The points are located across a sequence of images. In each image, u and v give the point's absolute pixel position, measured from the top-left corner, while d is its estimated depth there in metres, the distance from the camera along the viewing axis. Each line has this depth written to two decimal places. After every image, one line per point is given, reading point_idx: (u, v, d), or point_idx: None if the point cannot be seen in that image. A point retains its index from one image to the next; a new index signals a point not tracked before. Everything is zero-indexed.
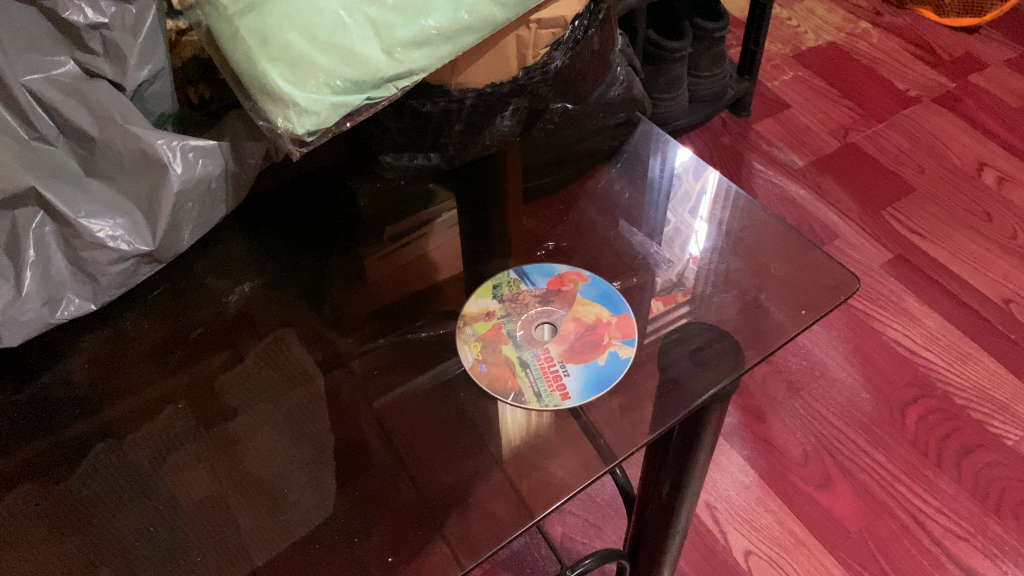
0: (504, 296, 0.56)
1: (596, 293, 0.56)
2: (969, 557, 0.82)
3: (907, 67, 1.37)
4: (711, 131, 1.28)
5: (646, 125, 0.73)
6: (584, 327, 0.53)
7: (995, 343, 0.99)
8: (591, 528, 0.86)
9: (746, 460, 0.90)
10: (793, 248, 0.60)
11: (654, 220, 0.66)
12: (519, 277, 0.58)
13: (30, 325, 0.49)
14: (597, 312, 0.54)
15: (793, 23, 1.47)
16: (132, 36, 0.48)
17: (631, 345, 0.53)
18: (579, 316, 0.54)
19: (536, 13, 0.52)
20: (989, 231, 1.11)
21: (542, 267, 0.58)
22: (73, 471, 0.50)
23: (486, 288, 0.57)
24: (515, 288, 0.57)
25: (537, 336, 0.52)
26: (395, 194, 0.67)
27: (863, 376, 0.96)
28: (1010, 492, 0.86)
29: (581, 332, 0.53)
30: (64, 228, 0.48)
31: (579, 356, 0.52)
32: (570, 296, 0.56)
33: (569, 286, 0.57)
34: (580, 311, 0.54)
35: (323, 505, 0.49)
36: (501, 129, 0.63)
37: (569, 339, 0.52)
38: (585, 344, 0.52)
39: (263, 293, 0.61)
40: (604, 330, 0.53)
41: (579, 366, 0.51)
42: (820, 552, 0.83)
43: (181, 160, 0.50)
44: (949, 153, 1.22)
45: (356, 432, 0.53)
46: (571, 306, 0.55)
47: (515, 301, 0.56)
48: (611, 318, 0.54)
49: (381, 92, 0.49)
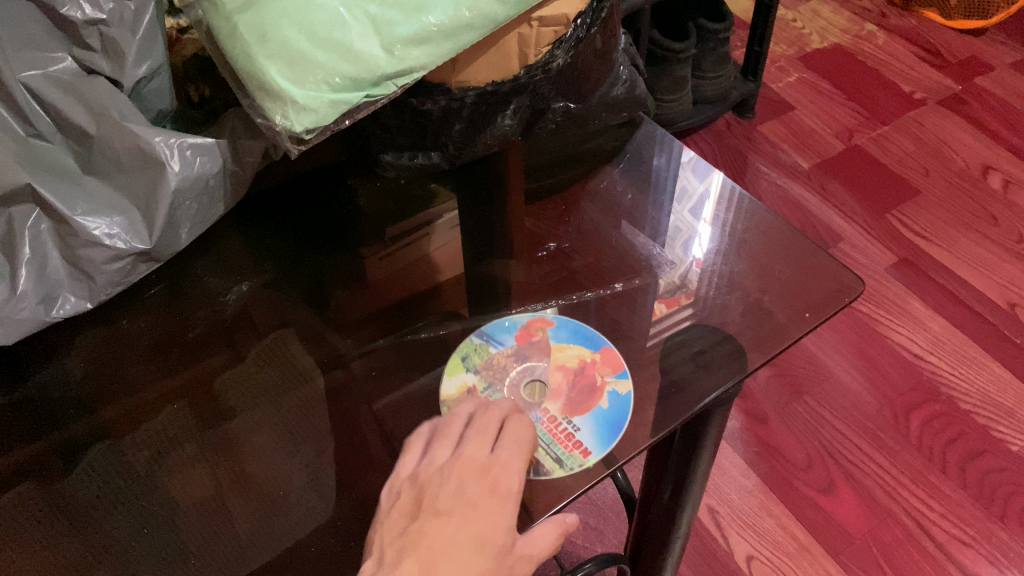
0: (477, 366, 0.51)
1: (569, 335, 0.53)
2: (973, 564, 0.81)
3: (913, 69, 1.36)
4: (715, 132, 1.27)
5: (649, 125, 0.72)
6: (574, 374, 0.50)
7: (1000, 347, 0.98)
8: (592, 532, 0.85)
9: (748, 465, 0.90)
10: (797, 251, 0.59)
11: (657, 221, 0.65)
12: (485, 341, 0.54)
13: (26, 325, 0.48)
14: (578, 354, 0.51)
15: (798, 24, 1.46)
16: (130, 32, 0.48)
17: (625, 378, 0.50)
18: (561, 363, 0.51)
19: (538, 9, 0.52)
20: (995, 235, 1.10)
21: (504, 324, 0.55)
22: (70, 471, 0.49)
23: (455, 363, 0.52)
24: (485, 354, 0.52)
25: (531, 399, 0.48)
26: (395, 193, 0.66)
27: (867, 379, 0.95)
28: (1015, 498, 0.85)
29: (571, 380, 0.49)
30: (60, 225, 0.48)
31: (581, 408, 0.48)
32: (544, 346, 0.52)
33: (539, 335, 0.53)
34: (560, 357, 0.51)
35: (322, 509, 0.48)
36: (503, 128, 0.62)
37: (565, 391, 0.48)
38: (580, 392, 0.49)
39: (263, 292, 0.61)
40: (592, 370, 0.50)
41: (585, 418, 0.47)
42: (823, 558, 0.82)
43: (178, 158, 0.49)
44: (954, 156, 1.21)
45: (356, 434, 0.51)
46: (550, 356, 0.51)
47: (491, 368, 0.51)
48: (593, 356, 0.51)
49: (380, 89, 0.49)
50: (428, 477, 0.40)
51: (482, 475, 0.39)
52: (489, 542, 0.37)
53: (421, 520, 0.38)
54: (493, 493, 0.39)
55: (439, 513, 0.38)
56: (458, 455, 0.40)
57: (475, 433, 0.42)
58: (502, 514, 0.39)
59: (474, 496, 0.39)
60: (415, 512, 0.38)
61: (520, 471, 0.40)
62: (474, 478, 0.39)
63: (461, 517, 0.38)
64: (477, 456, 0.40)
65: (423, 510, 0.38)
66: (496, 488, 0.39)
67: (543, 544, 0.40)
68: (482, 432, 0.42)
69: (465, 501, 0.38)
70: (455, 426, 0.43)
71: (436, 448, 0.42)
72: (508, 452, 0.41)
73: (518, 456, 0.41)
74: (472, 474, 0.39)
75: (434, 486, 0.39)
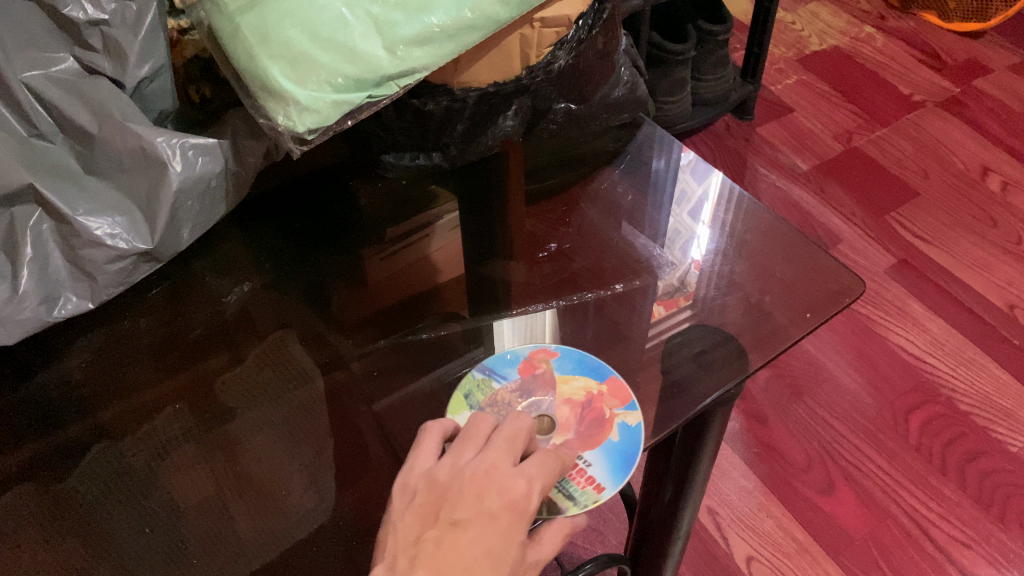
0: (481, 403, 0.46)
1: (572, 365, 0.48)
2: (973, 564, 0.81)
3: (912, 71, 1.36)
4: (714, 134, 1.28)
5: (649, 126, 0.72)
6: (581, 407, 0.45)
7: (999, 348, 0.98)
8: (592, 533, 0.85)
9: (748, 466, 0.90)
10: (796, 252, 0.60)
11: (656, 222, 0.66)
12: (486, 376, 0.48)
13: (27, 325, 0.48)
14: (584, 386, 0.46)
15: (797, 26, 1.46)
16: (132, 32, 0.48)
17: (635, 409, 0.45)
18: (567, 397, 0.46)
19: (540, 11, 0.53)
20: (994, 237, 1.10)
21: (504, 357, 0.49)
22: (70, 472, 0.49)
23: (457, 401, 0.46)
24: (487, 390, 0.47)
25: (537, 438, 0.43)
26: (396, 194, 0.66)
27: (866, 381, 0.96)
28: (1014, 499, 0.86)
29: (579, 414, 0.44)
30: (62, 226, 0.48)
31: (591, 442, 0.43)
32: (548, 378, 0.47)
33: (542, 367, 0.48)
34: (565, 390, 0.46)
35: (322, 507, 0.49)
36: (504, 129, 0.62)
37: (573, 426, 0.44)
38: (589, 426, 0.44)
39: (264, 292, 0.61)
40: (601, 403, 0.45)
41: (596, 452, 0.43)
42: (822, 559, 0.83)
43: (180, 158, 0.49)
44: (953, 158, 1.21)
45: (356, 435, 0.52)
46: (554, 389, 0.46)
47: (495, 405, 0.45)
48: (600, 387, 0.46)
49: (382, 90, 0.49)
50: (447, 480, 0.38)
51: (502, 489, 0.38)
52: (503, 561, 0.36)
53: (438, 529, 0.37)
54: (512, 511, 0.37)
55: (456, 524, 0.37)
56: (482, 462, 0.39)
57: (504, 440, 0.40)
58: (518, 532, 0.37)
59: (494, 511, 0.37)
60: (432, 518, 0.37)
61: (543, 491, 0.39)
62: (496, 491, 0.38)
63: (479, 532, 0.36)
64: (500, 467, 0.38)
65: (440, 520, 0.37)
66: (515, 504, 0.37)
67: (552, 548, 0.39)
68: (509, 444, 0.40)
69: (484, 515, 0.37)
70: (480, 429, 0.41)
71: (461, 448, 0.40)
72: (534, 469, 0.39)
73: (543, 475, 0.39)
74: (491, 486, 0.38)
75: (452, 492, 0.38)
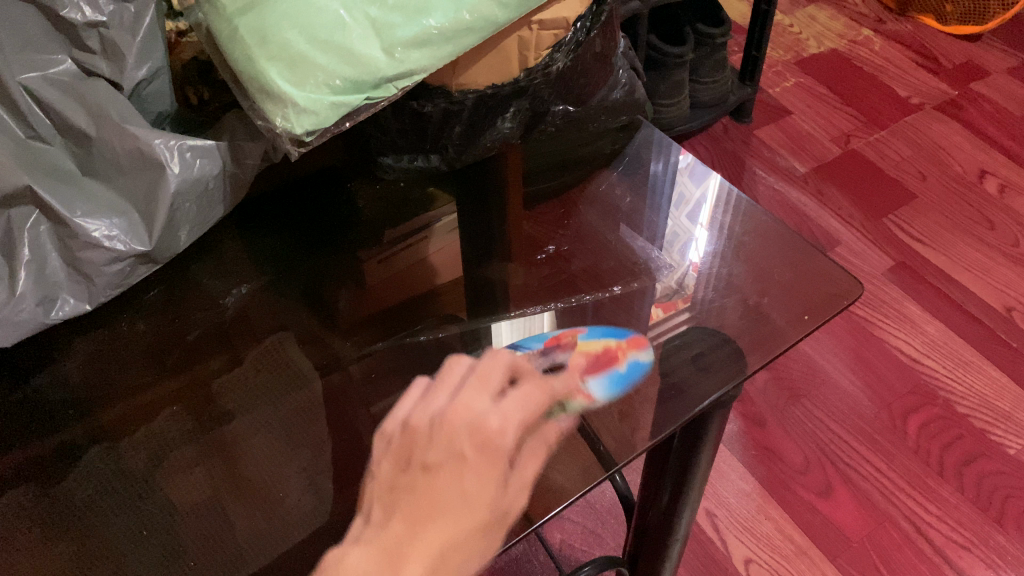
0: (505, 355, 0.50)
1: (601, 333, 0.54)
2: (970, 566, 0.81)
3: (909, 74, 1.37)
4: (712, 137, 1.28)
5: (647, 129, 0.72)
6: (595, 355, 0.51)
7: (996, 351, 0.98)
8: (590, 536, 0.85)
9: (746, 468, 0.90)
10: (794, 255, 0.59)
11: (654, 225, 0.66)
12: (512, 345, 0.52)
13: (25, 326, 0.48)
14: (604, 343, 0.52)
15: (795, 29, 1.47)
16: (131, 33, 0.48)
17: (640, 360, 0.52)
18: (588, 350, 0.51)
19: (538, 13, 0.53)
20: (991, 240, 1.11)
21: (536, 335, 0.53)
22: (67, 474, 0.49)
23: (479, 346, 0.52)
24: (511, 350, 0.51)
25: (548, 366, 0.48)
26: (394, 195, 0.66)
27: (864, 383, 0.96)
28: (1012, 501, 0.86)
29: (592, 358, 0.50)
30: (60, 228, 0.47)
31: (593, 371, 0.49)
32: (572, 339, 0.52)
33: (567, 337, 0.52)
34: (588, 346, 0.51)
35: (321, 509, 0.47)
36: (502, 132, 0.62)
37: (584, 364, 0.49)
38: (597, 364, 0.50)
39: (261, 294, 0.61)
40: (613, 352, 0.51)
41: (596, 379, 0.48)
42: (820, 561, 0.82)
43: (178, 160, 0.49)
44: (951, 161, 1.22)
45: (355, 439, 0.51)
46: (577, 344, 0.51)
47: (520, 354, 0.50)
48: (617, 344, 0.52)
49: (380, 92, 0.49)
50: (420, 424, 0.37)
51: (472, 424, 0.36)
52: (479, 499, 0.34)
53: (409, 475, 0.35)
54: (484, 446, 0.36)
55: (427, 468, 0.35)
56: (454, 403, 0.38)
57: (477, 379, 0.40)
58: (492, 468, 0.35)
59: (465, 449, 0.35)
60: (403, 465, 0.36)
61: (520, 424, 0.37)
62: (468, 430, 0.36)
63: (449, 471, 0.35)
64: (472, 405, 0.38)
65: (411, 465, 0.36)
66: (487, 439, 0.36)
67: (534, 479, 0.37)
68: (482, 385, 0.39)
69: (454, 455, 0.35)
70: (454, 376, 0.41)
71: (434, 393, 0.40)
72: (509, 406, 0.38)
73: (517, 410, 0.38)
74: (463, 422, 0.36)
75: (424, 437, 0.36)
